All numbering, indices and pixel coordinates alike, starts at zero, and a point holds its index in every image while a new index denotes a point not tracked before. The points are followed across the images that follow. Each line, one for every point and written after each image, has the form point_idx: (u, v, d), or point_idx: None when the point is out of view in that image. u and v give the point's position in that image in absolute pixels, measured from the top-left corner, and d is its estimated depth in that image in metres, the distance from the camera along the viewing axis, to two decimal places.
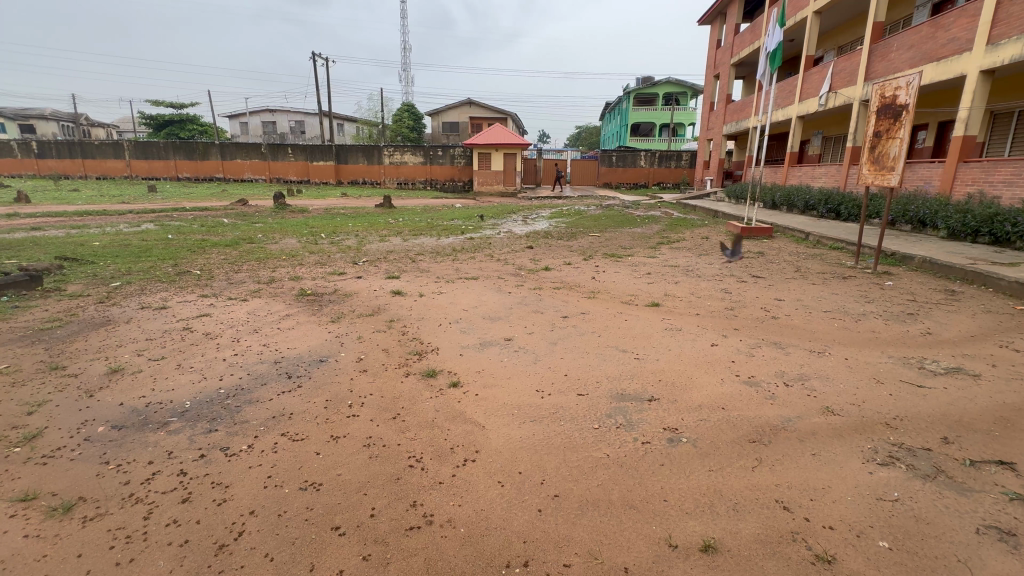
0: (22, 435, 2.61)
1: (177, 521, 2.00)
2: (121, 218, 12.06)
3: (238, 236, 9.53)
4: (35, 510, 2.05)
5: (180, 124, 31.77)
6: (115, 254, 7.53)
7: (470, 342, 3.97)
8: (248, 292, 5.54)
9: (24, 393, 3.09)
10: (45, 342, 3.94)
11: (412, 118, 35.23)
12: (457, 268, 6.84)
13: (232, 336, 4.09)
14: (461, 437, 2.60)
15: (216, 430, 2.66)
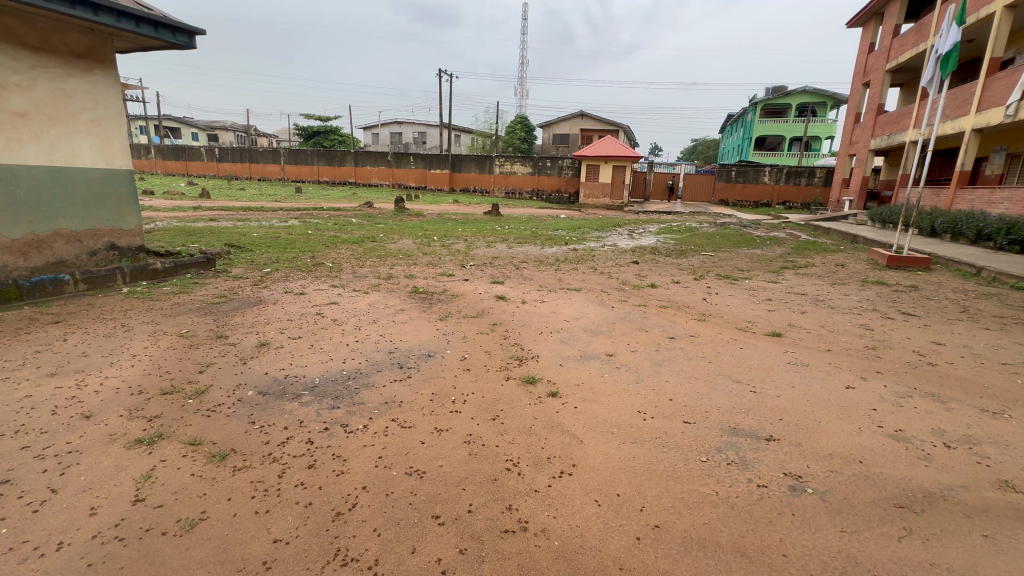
0: (194, 389, 3.14)
1: (305, 484, 2.24)
2: (274, 214, 14.08)
3: (364, 235, 10.55)
4: (200, 454, 2.44)
5: (325, 134, 36.20)
6: (267, 245, 8.79)
7: (570, 353, 3.93)
8: (369, 286, 6.09)
9: (197, 354, 3.72)
10: (214, 314, 4.72)
11: (524, 130, 36.31)
12: (559, 278, 6.86)
13: (354, 324, 4.53)
14: (559, 448, 2.58)
15: (338, 407, 2.95)
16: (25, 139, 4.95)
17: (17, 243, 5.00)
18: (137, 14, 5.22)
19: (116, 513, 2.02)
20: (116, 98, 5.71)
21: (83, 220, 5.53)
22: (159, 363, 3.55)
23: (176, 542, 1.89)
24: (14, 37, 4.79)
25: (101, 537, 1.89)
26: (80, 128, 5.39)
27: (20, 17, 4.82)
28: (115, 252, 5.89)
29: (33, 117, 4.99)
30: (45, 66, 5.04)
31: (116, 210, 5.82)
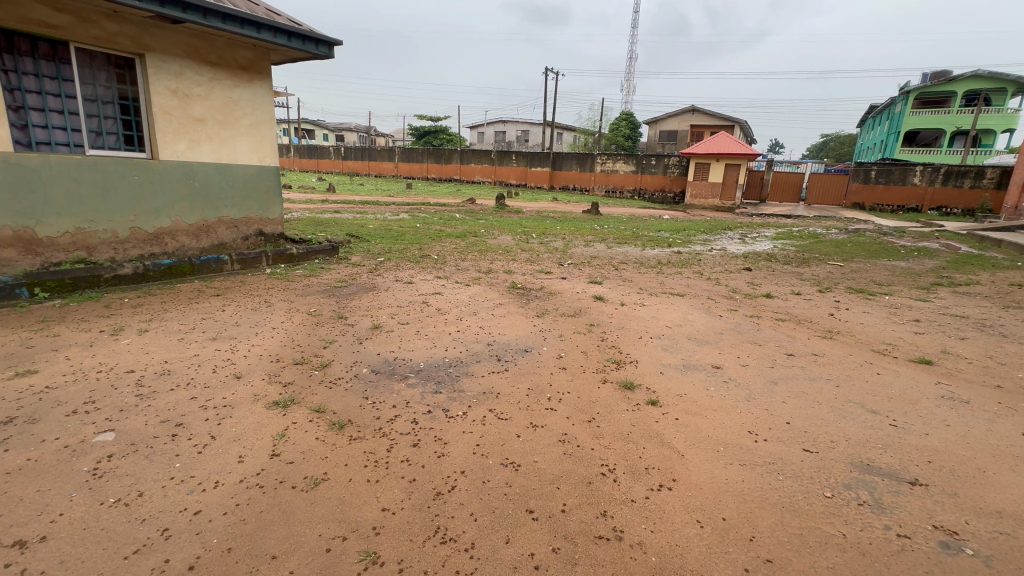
0: (320, 362, 3.52)
1: (409, 460, 2.40)
2: (389, 208, 15.30)
3: (466, 229, 10.99)
4: (323, 421, 2.73)
5: (435, 134, 38.47)
6: (382, 236, 9.57)
7: (671, 361, 3.73)
8: (470, 279, 6.34)
9: (322, 331, 4.17)
10: (336, 297, 5.26)
11: (628, 127, 35.21)
12: (661, 281, 6.55)
13: (456, 315, 4.75)
14: (657, 459, 2.46)
15: (440, 392, 3.12)
16: (202, 140, 5.92)
17: (192, 227, 6.00)
18: (290, 30, 5.97)
19: (257, 463, 2.33)
20: (270, 104, 6.59)
21: (240, 209, 6.47)
22: (292, 336, 4.04)
23: (303, 497, 2.13)
24: (198, 56, 5.74)
25: (246, 482, 2.20)
26: (241, 131, 6.31)
27: (203, 38, 5.76)
28: (262, 238, 6.82)
29: (209, 122, 5.95)
30: (219, 79, 5.97)
31: (264, 201, 6.73)
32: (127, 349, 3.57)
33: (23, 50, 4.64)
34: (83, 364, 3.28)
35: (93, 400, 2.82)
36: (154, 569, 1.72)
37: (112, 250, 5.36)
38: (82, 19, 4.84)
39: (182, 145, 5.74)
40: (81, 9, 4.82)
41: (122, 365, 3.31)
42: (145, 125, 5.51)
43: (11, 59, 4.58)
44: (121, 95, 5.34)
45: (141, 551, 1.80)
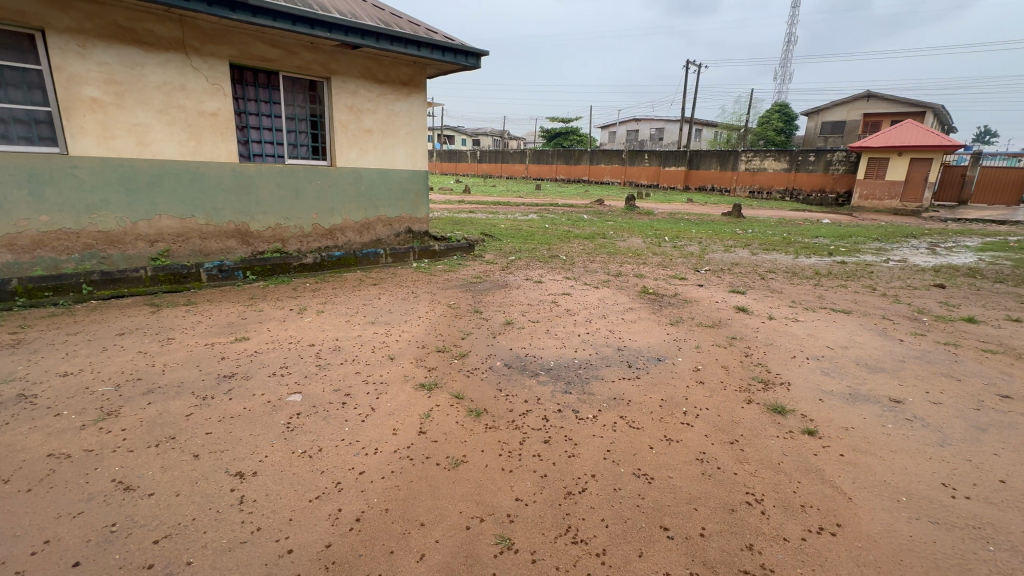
0: (459, 352, 3.80)
1: (540, 456, 2.46)
2: (519, 208, 15.89)
3: (594, 231, 10.89)
4: (462, 407, 2.94)
5: (565, 135, 38.93)
6: (514, 235, 9.95)
7: (834, 388, 3.24)
8: (599, 281, 6.26)
9: (461, 323, 4.49)
10: (473, 292, 5.63)
11: (781, 120, 31.37)
12: (820, 295, 5.74)
13: (586, 317, 4.73)
14: (816, 498, 2.17)
15: (571, 393, 3.14)
16: (368, 148, 6.79)
17: (357, 224, 6.93)
18: (445, 45, 6.52)
19: (407, 438, 2.60)
20: (423, 114, 7.29)
21: (394, 209, 7.28)
22: (435, 326, 4.42)
23: (445, 474, 2.32)
24: (370, 75, 6.59)
25: (399, 453, 2.46)
26: (400, 139, 7.09)
27: (375, 59, 6.59)
28: (410, 235, 7.59)
29: (375, 133, 6.80)
30: (385, 94, 6.78)
31: (414, 202, 7.47)
32: (310, 326, 4.27)
33: (248, 81, 5.82)
34: (279, 336, 4.00)
35: (286, 366, 3.43)
36: (331, 514, 2.02)
37: (299, 242, 6.44)
38: (289, 51, 5.88)
39: (353, 153, 6.66)
40: (288, 44, 5.87)
41: (305, 338, 3.96)
42: (327, 137, 6.51)
43: (240, 88, 5.77)
44: (311, 113, 6.38)
45: (321, 497, 2.12)
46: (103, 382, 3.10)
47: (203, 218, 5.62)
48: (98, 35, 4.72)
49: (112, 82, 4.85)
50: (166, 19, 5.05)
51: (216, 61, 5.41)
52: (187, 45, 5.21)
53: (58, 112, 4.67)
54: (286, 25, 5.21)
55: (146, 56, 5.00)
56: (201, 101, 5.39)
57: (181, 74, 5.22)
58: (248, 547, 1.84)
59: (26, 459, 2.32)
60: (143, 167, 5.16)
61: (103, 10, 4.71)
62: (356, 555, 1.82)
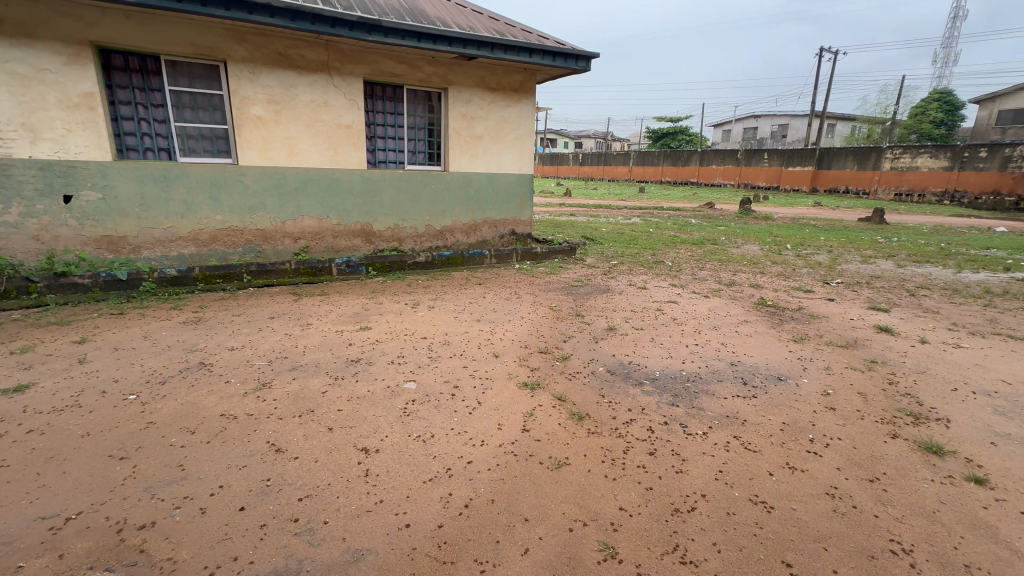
0: (561, 354, 3.82)
1: (645, 468, 2.38)
2: (621, 212, 15.51)
3: (704, 236, 10.26)
4: (565, 409, 2.95)
5: (672, 135, 37.16)
6: (616, 239, 9.72)
7: (1013, 433, 2.68)
8: (709, 290, 5.88)
9: (563, 326, 4.52)
10: (574, 295, 5.62)
11: (941, 110, 26.69)
12: (991, 318, 4.79)
13: (694, 327, 4.48)
14: (986, 559, 1.83)
15: (678, 406, 3.00)
16: (478, 154, 7.13)
17: (465, 226, 7.30)
18: (556, 50, 6.60)
19: (512, 433, 2.68)
20: (531, 119, 7.46)
21: (500, 212, 7.54)
22: (538, 327, 4.50)
23: (549, 473, 2.35)
24: (483, 84, 6.91)
25: (504, 447, 2.55)
26: (508, 144, 7.33)
27: (489, 68, 6.89)
28: (514, 237, 7.81)
29: (485, 138, 7.12)
30: (496, 101, 7.06)
31: (519, 204, 7.68)
32: (422, 320, 4.60)
33: (378, 95, 6.44)
34: (396, 327, 4.37)
35: (403, 355, 3.74)
36: (442, 497, 2.17)
37: (414, 242, 6.95)
38: (413, 66, 6.39)
39: (464, 159, 7.03)
40: (413, 59, 6.38)
41: (418, 331, 4.28)
42: (443, 144, 6.95)
43: (371, 102, 6.41)
44: (429, 122, 6.87)
45: (434, 480, 2.28)
46: (259, 357, 3.65)
47: (336, 219, 6.34)
48: (264, 63, 5.56)
49: (272, 102, 5.68)
50: (316, 45, 5.78)
51: (353, 79, 6.07)
52: (331, 66, 5.91)
53: (232, 129, 5.58)
54: (412, 42, 5.67)
55: (299, 78, 5.76)
56: (339, 115, 6.09)
57: (325, 92, 5.94)
58: (372, 516, 2.04)
59: (206, 415, 2.82)
60: (292, 174, 5.96)
61: (268, 41, 5.53)
62: (465, 539, 1.93)
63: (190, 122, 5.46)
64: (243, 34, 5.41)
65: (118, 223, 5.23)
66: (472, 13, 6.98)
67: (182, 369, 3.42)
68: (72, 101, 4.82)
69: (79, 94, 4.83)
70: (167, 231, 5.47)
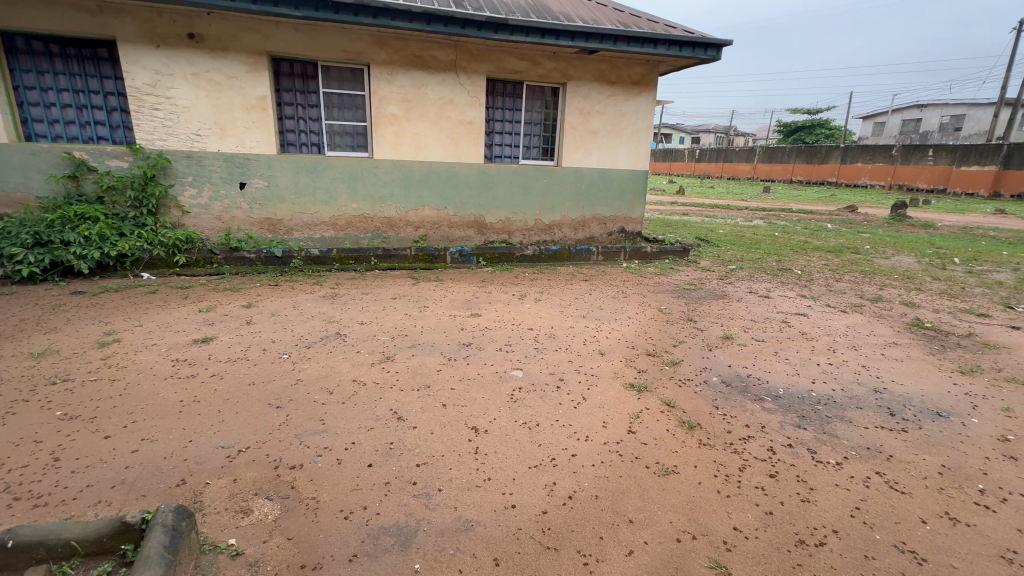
0: (670, 359, 3.66)
1: (765, 490, 2.20)
2: (741, 213, 14.28)
3: (842, 244, 9.05)
4: (673, 416, 2.83)
5: (809, 129, 33.18)
6: (734, 242, 9.00)
7: None
8: (848, 304, 5.19)
9: (673, 330, 4.31)
10: (686, 298, 5.33)
11: None
12: None
13: (828, 344, 4.00)
14: None
15: (805, 429, 2.71)
16: (593, 149, 7.05)
17: (574, 221, 7.29)
18: (683, 40, 6.24)
19: (617, 433, 2.65)
20: (651, 113, 7.18)
21: (609, 208, 7.40)
22: (645, 328, 4.35)
23: (656, 479, 2.28)
24: (603, 77, 6.80)
25: (609, 446, 2.53)
26: (624, 139, 7.15)
27: (610, 62, 6.76)
28: (623, 235, 7.62)
29: (600, 133, 7.02)
30: (615, 95, 6.91)
31: (631, 202, 7.47)
32: (529, 311, 4.71)
33: (499, 91, 6.67)
34: (504, 316, 4.53)
35: (510, 343, 3.88)
36: (546, 485, 2.22)
37: (522, 235, 7.12)
38: (534, 62, 6.50)
39: (578, 154, 7.00)
40: (535, 55, 6.48)
41: (525, 322, 4.40)
42: (557, 139, 6.99)
43: (492, 98, 6.66)
44: (546, 117, 6.96)
45: (539, 467, 2.34)
46: (384, 333, 4.03)
47: (453, 210, 6.73)
48: (401, 64, 6.06)
49: (405, 100, 6.18)
50: (446, 45, 6.15)
51: (477, 77, 6.35)
52: (458, 66, 6.25)
53: (370, 125, 6.18)
54: (536, 38, 5.76)
55: (430, 78, 6.19)
56: (463, 111, 6.42)
57: (451, 90, 6.30)
58: (481, 491, 2.17)
59: (341, 379, 3.20)
60: (418, 168, 6.44)
61: (406, 44, 6.01)
62: (569, 530, 1.96)
63: (337, 120, 6.17)
64: (385, 39, 5.94)
65: (277, 208, 6.10)
66: (597, 6, 6.88)
67: (323, 337, 3.91)
68: (251, 103, 5.71)
69: (256, 97, 5.71)
70: (314, 216, 6.25)
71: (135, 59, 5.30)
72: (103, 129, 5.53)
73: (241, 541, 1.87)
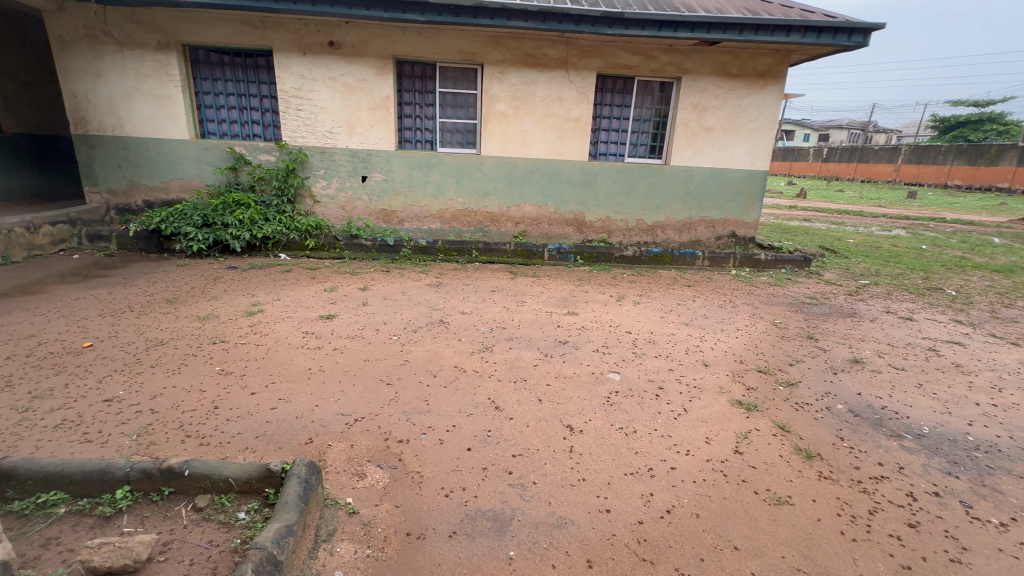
0: (785, 378, 3.34)
1: (901, 540, 1.92)
2: (877, 221, 12.51)
3: (1014, 263, 7.55)
4: (788, 441, 2.58)
5: (975, 124, 28.00)
6: (867, 254, 7.93)
7: None
8: (1020, 336, 4.32)
9: (789, 347, 3.92)
10: (806, 313, 4.81)
11: None
12: None
13: (991, 382, 3.36)
14: None
15: (957, 478, 2.32)
16: (706, 147, 6.63)
17: (679, 223, 6.94)
18: (823, 25, 5.58)
19: (722, 452, 2.48)
20: (776, 108, 6.56)
21: (720, 211, 6.92)
22: (756, 343, 4.01)
23: (766, 507, 2.10)
24: (723, 70, 6.35)
25: (712, 464, 2.38)
26: (742, 137, 6.63)
27: (732, 53, 6.28)
28: (733, 239, 7.08)
29: (716, 130, 6.58)
30: (735, 89, 6.42)
31: (745, 204, 6.92)
32: (627, 314, 4.58)
33: (608, 88, 6.53)
34: (601, 317, 4.46)
35: (607, 345, 3.81)
36: (643, 495, 2.15)
37: (622, 235, 6.94)
38: (648, 57, 6.26)
39: (689, 152, 6.63)
40: (649, 49, 6.24)
41: (623, 324, 4.29)
42: (667, 137, 6.69)
43: (600, 95, 6.55)
44: (656, 114, 6.69)
45: (635, 475, 2.28)
46: (483, 324, 4.19)
47: (553, 207, 6.76)
48: (513, 63, 6.19)
49: (514, 98, 6.32)
50: (558, 43, 6.15)
51: (587, 74, 6.28)
52: (569, 63, 6.23)
53: (480, 123, 6.42)
54: (652, 31, 5.53)
55: (540, 75, 6.25)
56: (570, 108, 6.40)
57: (560, 87, 6.31)
58: (575, 490, 2.16)
59: (444, 364, 3.38)
60: (522, 165, 6.56)
61: (520, 42, 6.12)
62: (667, 545, 1.88)
63: (450, 118, 6.50)
64: (500, 39, 6.10)
65: (392, 200, 6.60)
66: None
67: (428, 323, 4.16)
68: (376, 103, 6.23)
69: (381, 98, 6.21)
70: (423, 209, 6.66)
71: (286, 65, 6.03)
72: (257, 128, 6.40)
73: (356, 501, 2.07)
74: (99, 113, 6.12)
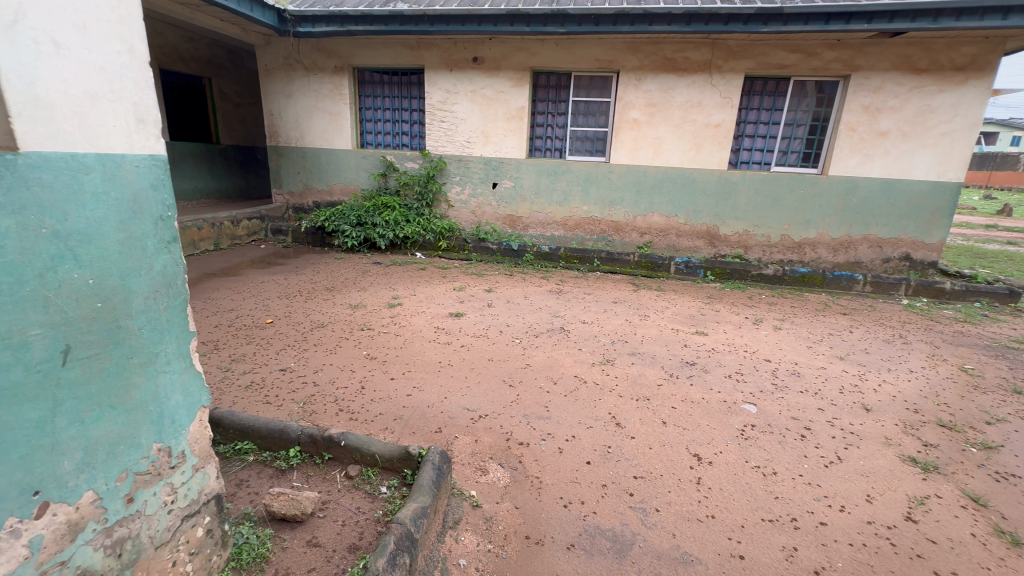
0: (979, 439, 2.72)
1: None
2: None
3: None
4: (984, 519, 2.10)
5: None
6: None
7: None
8: None
9: (985, 400, 3.19)
10: (1011, 361, 3.87)
11: None
12: None
13: None
14: None
15: None
16: (877, 155, 5.72)
17: (834, 241, 6.09)
18: None
19: (888, 515, 2.11)
20: (980, 107, 5.41)
21: (891, 229, 5.92)
22: (937, 390, 3.33)
23: None
24: (907, 64, 5.42)
25: (874, 527, 2.03)
26: (928, 142, 5.58)
27: (922, 44, 5.32)
28: (906, 263, 6.00)
29: (892, 134, 5.64)
30: (922, 86, 5.43)
31: (926, 222, 5.82)
32: (766, 340, 4.14)
33: (757, 90, 5.98)
34: (734, 340, 4.09)
35: (742, 372, 3.48)
36: (785, 548, 1.92)
37: (762, 251, 6.31)
38: (809, 54, 5.60)
39: (854, 160, 5.78)
40: (812, 45, 5.57)
41: (760, 351, 3.88)
42: (827, 143, 5.91)
43: (747, 98, 6.02)
44: (813, 117, 5.96)
45: (775, 523, 2.04)
46: (604, 335, 4.11)
47: (684, 218, 6.39)
48: (652, 69, 6.00)
49: (650, 105, 6.12)
50: (703, 45, 5.80)
51: (734, 76, 5.82)
52: (713, 65, 5.83)
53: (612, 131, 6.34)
54: (818, 26, 4.95)
55: (679, 80, 5.96)
56: (711, 114, 5.99)
57: (701, 92, 5.95)
58: (704, 527, 2.01)
59: (564, 372, 3.40)
60: (653, 173, 6.32)
61: (660, 47, 5.91)
62: None
63: (581, 126, 6.52)
64: (638, 45, 5.95)
65: (519, 206, 6.83)
66: None
67: (549, 329, 4.22)
68: (511, 113, 6.51)
69: (516, 108, 6.48)
70: (548, 215, 6.78)
71: (434, 82, 6.62)
72: (406, 138, 7.11)
73: (479, 495, 2.17)
74: (287, 128, 7.33)
